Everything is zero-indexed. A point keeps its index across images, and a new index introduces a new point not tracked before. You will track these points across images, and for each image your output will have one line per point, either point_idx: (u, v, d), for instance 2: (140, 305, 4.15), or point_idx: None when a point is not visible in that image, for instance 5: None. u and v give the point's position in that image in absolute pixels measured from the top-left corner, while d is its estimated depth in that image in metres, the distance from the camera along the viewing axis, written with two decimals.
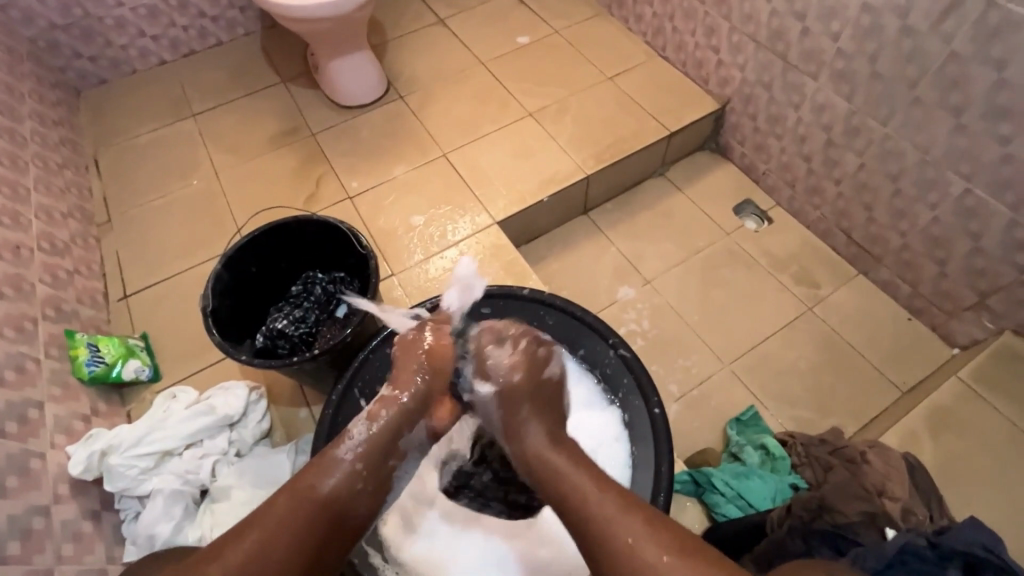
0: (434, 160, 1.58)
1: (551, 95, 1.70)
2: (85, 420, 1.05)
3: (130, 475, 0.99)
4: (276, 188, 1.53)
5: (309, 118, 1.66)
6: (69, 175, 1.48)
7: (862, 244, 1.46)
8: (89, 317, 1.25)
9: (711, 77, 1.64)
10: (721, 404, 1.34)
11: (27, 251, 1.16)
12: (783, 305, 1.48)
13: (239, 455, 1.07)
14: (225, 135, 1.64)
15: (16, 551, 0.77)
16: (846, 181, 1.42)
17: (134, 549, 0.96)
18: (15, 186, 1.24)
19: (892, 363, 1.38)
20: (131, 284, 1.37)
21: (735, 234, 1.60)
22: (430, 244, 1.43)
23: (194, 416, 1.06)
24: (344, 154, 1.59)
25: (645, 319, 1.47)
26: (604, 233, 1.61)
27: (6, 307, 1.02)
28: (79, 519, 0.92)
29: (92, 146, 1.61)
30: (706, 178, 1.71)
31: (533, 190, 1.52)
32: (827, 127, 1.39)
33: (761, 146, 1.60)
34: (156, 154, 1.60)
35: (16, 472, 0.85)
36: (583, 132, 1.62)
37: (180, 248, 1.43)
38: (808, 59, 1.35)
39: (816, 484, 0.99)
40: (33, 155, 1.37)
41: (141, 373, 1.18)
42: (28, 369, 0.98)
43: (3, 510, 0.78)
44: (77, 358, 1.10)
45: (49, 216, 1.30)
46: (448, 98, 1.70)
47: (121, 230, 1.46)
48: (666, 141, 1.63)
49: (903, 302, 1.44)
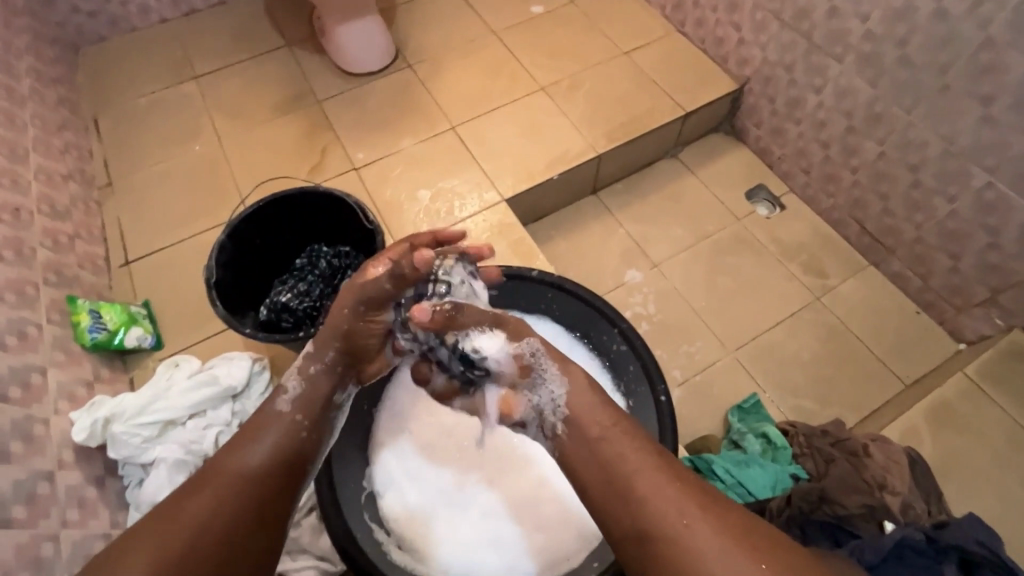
0: (442, 133, 1.54)
1: (564, 69, 1.64)
2: (88, 386, 1.05)
3: (134, 444, 0.99)
4: (280, 157, 1.50)
5: (314, 85, 1.61)
6: (69, 135, 1.44)
7: (875, 235, 1.44)
8: (91, 283, 1.23)
9: (731, 56, 1.59)
10: (723, 391, 1.34)
11: (27, 214, 1.14)
12: (790, 294, 1.46)
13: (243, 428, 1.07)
14: (228, 99, 1.59)
15: (22, 515, 0.78)
16: (864, 170, 1.38)
17: (137, 515, 0.96)
18: (13, 146, 1.21)
19: (897, 356, 1.37)
20: (133, 250, 1.35)
21: (746, 220, 1.58)
22: (436, 219, 1.41)
23: (199, 387, 1.06)
24: (350, 124, 1.55)
25: (651, 303, 1.45)
26: (612, 215, 1.59)
27: (6, 271, 1.00)
28: (83, 484, 0.92)
29: (91, 107, 1.57)
30: (718, 161, 1.67)
31: (543, 167, 1.48)
32: (848, 113, 1.35)
33: (777, 130, 1.56)
34: (157, 116, 1.56)
35: (20, 437, 0.85)
36: (595, 109, 1.57)
37: (182, 215, 1.40)
38: (834, 40, 1.30)
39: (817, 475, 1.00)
40: (31, 114, 1.33)
41: (143, 340, 1.18)
42: (30, 335, 0.97)
43: (8, 476, 0.79)
44: (79, 325, 1.09)
45: (49, 178, 1.27)
46: (458, 68, 1.65)
47: (121, 195, 1.43)
48: (680, 122, 1.59)
49: (912, 296, 1.43)
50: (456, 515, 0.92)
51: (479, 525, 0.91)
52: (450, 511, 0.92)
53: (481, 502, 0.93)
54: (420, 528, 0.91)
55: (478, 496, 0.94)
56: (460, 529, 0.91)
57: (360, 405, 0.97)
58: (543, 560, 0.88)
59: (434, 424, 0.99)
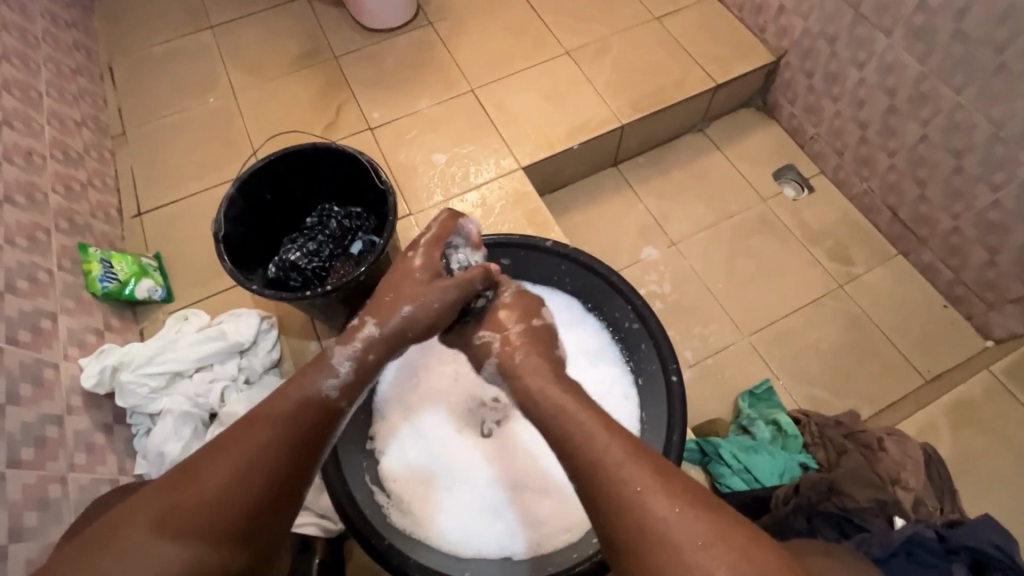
0: (461, 96, 1.49)
1: (592, 33, 1.57)
2: (98, 335, 1.05)
3: (141, 393, 0.99)
4: (294, 113, 1.46)
5: (331, 40, 1.56)
6: (83, 82, 1.42)
7: (908, 223, 1.38)
8: (104, 232, 1.23)
9: (769, 26, 1.50)
10: (735, 375, 1.31)
11: (40, 159, 1.13)
12: (811, 280, 1.41)
13: (248, 382, 1.07)
14: (243, 51, 1.55)
15: (30, 456, 0.79)
16: (902, 153, 1.31)
17: (145, 463, 0.97)
18: (26, 89, 1.19)
19: (919, 350, 1.32)
20: (146, 201, 1.34)
21: (772, 201, 1.52)
22: (451, 185, 1.37)
23: (205, 340, 1.05)
24: (367, 82, 1.50)
25: (667, 282, 1.42)
26: (632, 189, 1.54)
27: (18, 215, 1.00)
28: (92, 430, 0.94)
29: (106, 53, 1.54)
30: (747, 138, 1.60)
31: (564, 136, 1.43)
32: (892, 91, 1.27)
33: (812, 107, 1.48)
34: (171, 66, 1.53)
35: (30, 380, 0.86)
36: (621, 77, 1.51)
37: (195, 168, 1.39)
38: (883, 11, 1.22)
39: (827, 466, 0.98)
40: (45, 57, 1.31)
41: (153, 293, 1.18)
42: (40, 280, 0.97)
43: (17, 417, 0.79)
44: (91, 273, 1.09)
45: (61, 123, 1.25)
46: (481, 28, 1.58)
47: (135, 145, 1.42)
48: (710, 94, 1.52)
49: (940, 288, 1.37)
50: (454, 481, 0.91)
51: (477, 493, 0.90)
52: (449, 477, 0.92)
53: (480, 471, 0.92)
54: (418, 492, 0.90)
55: (481, 463, 0.93)
56: (458, 496, 0.90)
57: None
58: (548, 529, 0.87)
59: (437, 390, 0.98)
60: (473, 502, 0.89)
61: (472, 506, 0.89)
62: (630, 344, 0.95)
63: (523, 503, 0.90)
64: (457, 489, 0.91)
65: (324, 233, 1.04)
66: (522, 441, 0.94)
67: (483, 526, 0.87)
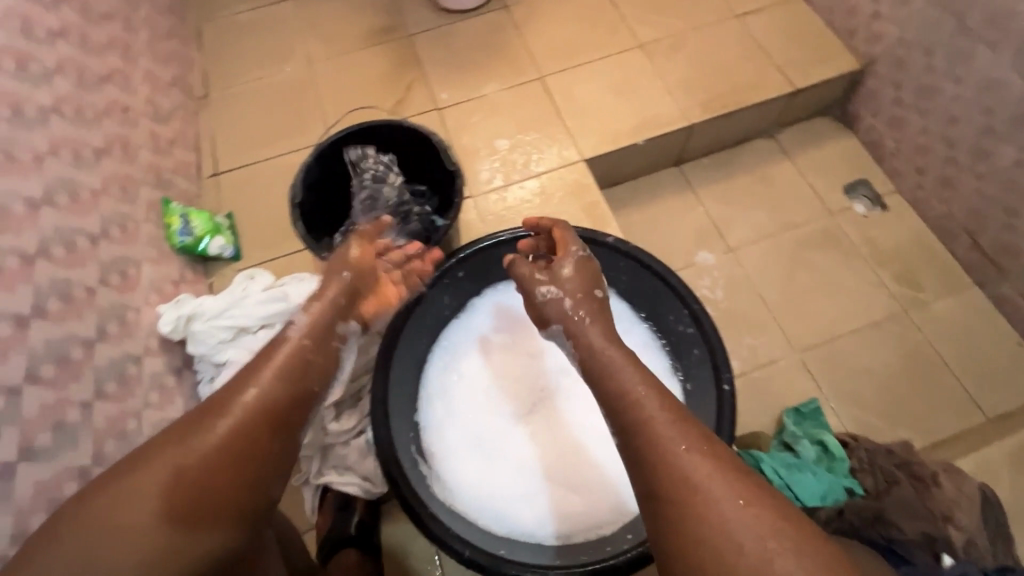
0: (530, 82, 1.48)
1: (669, 27, 1.53)
2: (174, 284, 1.12)
3: (210, 343, 1.06)
4: (366, 88, 1.50)
5: (407, 18, 1.58)
6: (175, 43, 1.49)
7: (988, 252, 1.30)
8: (184, 189, 1.30)
9: (859, 31, 1.43)
10: (781, 390, 1.28)
11: (135, 114, 1.20)
12: (874, 302, 1.36)
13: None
14: (323, 23, 1.59)
15: (113, 390, 0.86)
16: (992, 177, 1.24)
17: None
18: (127, 47, 1.26)
19: (985, 387, 1.26)
20: (222, 162, 1.41)
21: (840, 215, 1.46)
22: (512, 171, 1.38)
23: (271, 301, 1.10)
24: (438, 62, 1.52)
25: (719, 289, 1.39)
26: (693, 191, 1.51)
27: (115, 166, 1.07)
28: (165, 372, 1.01)
29: (196, 17, 1.61)
30: (820, 148, 1.54)
31: (630, 131, 1.41)
32: (990, 110, 1.20)
33: (896, 121, 1.41)
34: (255, 34, 1.59)
35: (116, 320, 0.93)
36: (695, 75, 1.47)
37: (269, 134, 1.44)
38: (992, 24, 1.14)
39: (873, 494, 0.95)
40: (144, 18, 1.38)
41: (224, 250, 1.25)
42: (130, 229, 1.04)
43: (104, 353, 0.87)
44: (171, 226, 1.16)
45: (154, 82, 1.33)
46: (555, 15, 1.57)
47: (216, 108, 1.49)
48: (787, 99, 1.46)
49: (1016, 325, 1.30)
50: (493, 462, 0.93)
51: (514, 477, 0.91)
52: (489, 458, 0.93)
53: (520, 456, 0.94)
54: (458, 468, 0.92)
55: (520, 446, 0.94)
56: (497, 477, 0.91)
57: (418, 342, 0.97)
58: (581, 519, 0.88)
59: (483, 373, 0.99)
60: (510, 482, 0.91)
61: (509, 487, 0.91)
62: (681, 350, 0.94)
63: (559, 492, 0.90)
64: (495, 468, 0.92)
65: (367, 179, 1.04)
66: (563, 429, 0.95)
67: (519, 506, 0.89)
